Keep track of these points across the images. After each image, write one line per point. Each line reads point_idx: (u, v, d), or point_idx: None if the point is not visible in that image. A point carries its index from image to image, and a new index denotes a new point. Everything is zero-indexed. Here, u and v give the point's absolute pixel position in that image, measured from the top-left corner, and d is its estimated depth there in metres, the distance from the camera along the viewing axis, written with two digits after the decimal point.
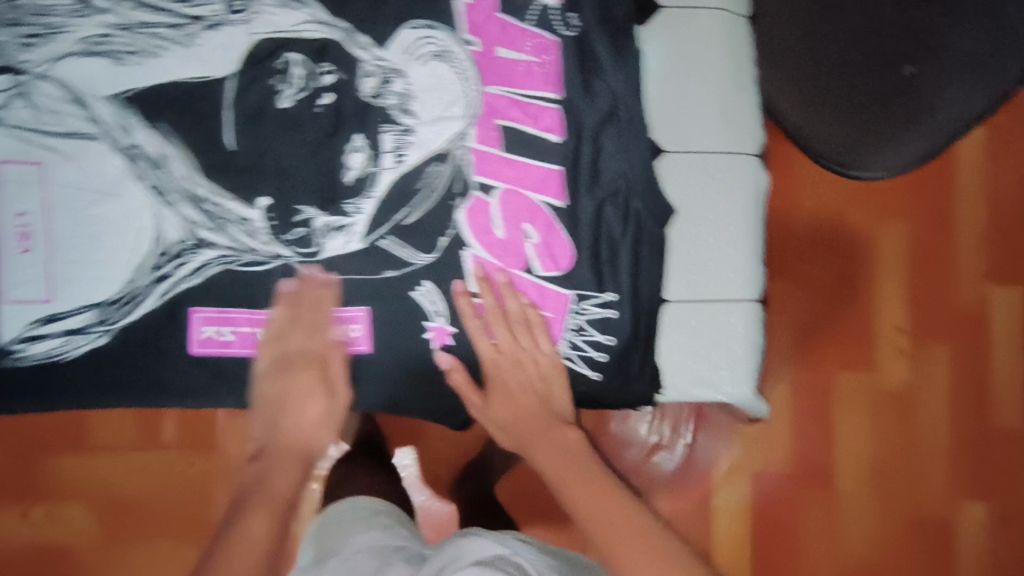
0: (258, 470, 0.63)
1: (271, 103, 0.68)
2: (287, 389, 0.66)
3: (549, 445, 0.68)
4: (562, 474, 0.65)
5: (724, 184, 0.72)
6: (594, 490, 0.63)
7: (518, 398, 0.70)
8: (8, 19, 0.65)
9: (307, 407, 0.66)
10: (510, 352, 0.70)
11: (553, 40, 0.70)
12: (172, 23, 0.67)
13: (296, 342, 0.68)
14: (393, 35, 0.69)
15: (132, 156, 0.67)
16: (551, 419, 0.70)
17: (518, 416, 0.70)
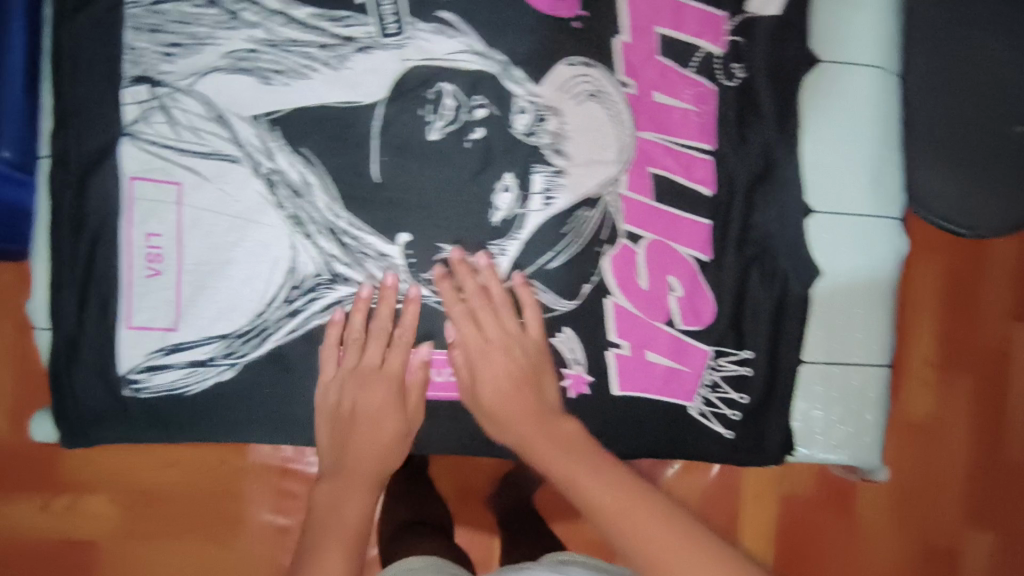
0: (344, 482, 0.66)
1: (420, 134, 0.65)
2: (358, 405, 0.66)
3: (547, 440, 0.62)
4: (569, 469, 0.59)
5: (869, 245, 0.71)
6: (609, 480, 0.57)
7: (504, 383, 0.65)
8: (147, 25, 0.60)
9: (375, 422, 0.66)
10: (501, 339, 0.66)
11: (714, 90, 0.68)
12: (323, 43, 0.63)
13: (365, 363, 0.65)
14: (550, 70, 0.66)
15: (272, 182, 0.63)
16: (546, 410, 0.65)
17: (502, 401, 0.65)
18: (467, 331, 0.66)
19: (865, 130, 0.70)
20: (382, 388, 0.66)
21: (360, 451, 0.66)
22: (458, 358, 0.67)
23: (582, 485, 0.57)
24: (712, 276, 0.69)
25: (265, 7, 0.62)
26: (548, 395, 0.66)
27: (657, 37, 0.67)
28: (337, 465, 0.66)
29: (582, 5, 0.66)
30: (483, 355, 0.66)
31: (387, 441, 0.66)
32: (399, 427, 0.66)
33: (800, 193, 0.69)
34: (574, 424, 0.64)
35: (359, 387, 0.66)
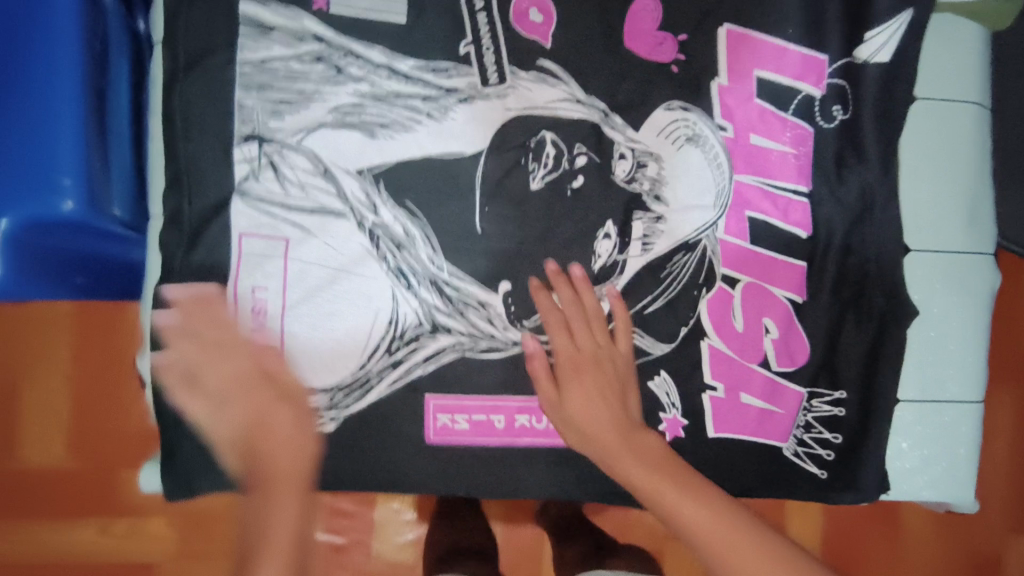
0: (265, 500, 0.59)
1: (522, 183, 0.65)
2: (240, 405, 0.61)
3: (633, 453, 0.61)
4: (658, 489, 0.59)
5: (963, 282, 0.71)
6: (695, 500, 0.58)
7: (592, 399, 0.63)
8: (256, 83, 0.61)
9: (279, 428, 0.61)
10: (591, 351, 0.64)
11: (811, 132, 0.67)
12: (426, 95, 0.63)
13: (211, 372, 0.61)
14: (648, 115, 0.66)
15: (376, 236, 0.64)
16: (631, 420, 0.63)
17: (589, 419, 0.62)
18: (557, 342, 0.64)
19: (959, 168, 0.70)
20: (250, 393, 0.61)
21: (251, 462, 0.60)
22: (539, 367, 0.64)
23: (675, 507, 0.58)
24: (810, 317, 0.68)
25: (370, 61, 0.63)
26: (634, 413, 0.64)
27: (755, 79, 0.66)
28: (261, 478, 0.59)
29: (681, 49, 0.66)
30: (572, 364, 0.64)
31: (290, 471, 0.60)
32: (303, 431, 0.62)
33: (901, 232, 0.68)
34: (654, 436, 0.63)
35: (234, 389, 0.61)
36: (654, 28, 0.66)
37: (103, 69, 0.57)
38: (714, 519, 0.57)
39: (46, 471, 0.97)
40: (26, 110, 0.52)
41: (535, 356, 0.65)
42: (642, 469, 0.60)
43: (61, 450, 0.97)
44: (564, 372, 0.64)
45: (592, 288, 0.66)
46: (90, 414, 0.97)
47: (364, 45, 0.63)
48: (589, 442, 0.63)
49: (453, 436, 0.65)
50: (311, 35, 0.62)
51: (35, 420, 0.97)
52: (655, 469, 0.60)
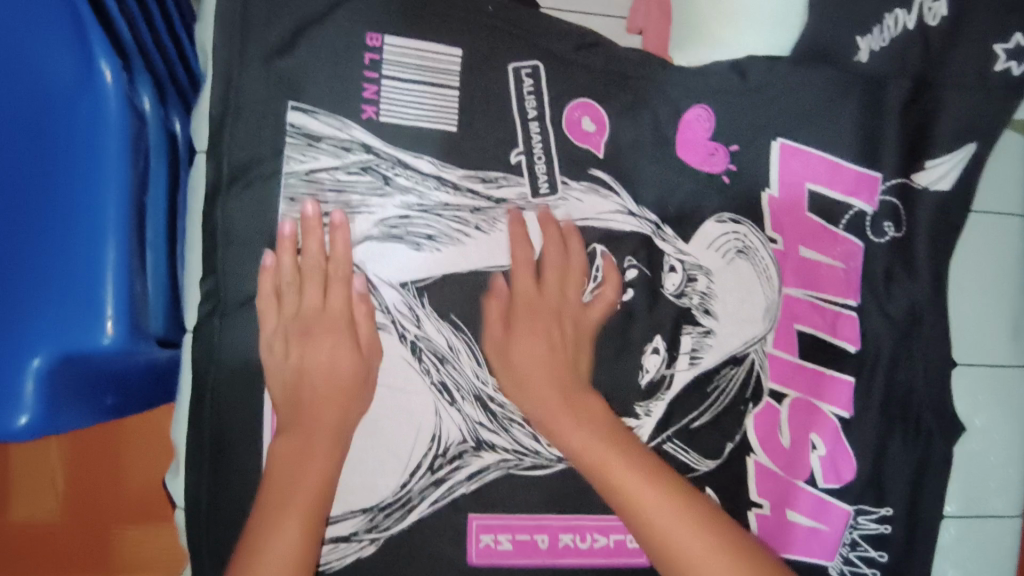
0: (301, 439, 0.56)
1: (573, 293, 0.62)
2: (317, 342, 0.57)
3: (564, 408, 0.59)
4: (628, 491, 0.54)
5: (1006, 396, 0.70)
6: (671, 503, 0.53)
7: (540, 351, 0.60)
8: (301, 195, 0.59)
9: (333, 367, 0.57)
10: (551, 299, 0.62)
11: (861, 247, 0.66)
12: (474, 206, 0.62)
13: (309, 310, 0.58)
14: (698, 227, 0.65)
15: (417, 350, 0.61)
16: (578, 381, 0.61)
17: (532, 367, 0.60)
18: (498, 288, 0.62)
19: (1003, 283, 0.69)
20: (325, 332, 0.58)
21: (320, 404, 0.57)
22: (502, 227, 0.62)
23: (598, 467, 0.56)
24: (856, 432, 0.67)
25: (418, 171, 0.61)
26: (581, 363, 0.62)
27: (807, 192, 0.65)
28: (296, 418, 0.57)
29: (733, 158, 0.65)
30: (523, 311, 0.61)
31: (336, 422, 0.57)
32: (359, 373, 0.58)
33: (947, 348, 0.67)
34: (599, 402, 0.60)
35: (319, 327, 0.58)
36: (706, 138, 0.64)
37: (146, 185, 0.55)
38: (638, 479, 0.55)
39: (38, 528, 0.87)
40: (75, 240, 0.51)
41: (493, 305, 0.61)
42: (564, 422, 0.58)
43: (56, 502, 0.87)
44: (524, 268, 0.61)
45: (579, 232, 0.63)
46: (87, 461, 0.88)
47: (412, 155, 0.61)
48: (514, 381, 0.61)
49: (495, 556, 0.63)
50: (360, 145, 0.60)
51: (28, 469, 0.87)
52: (584, 428, 0.58)
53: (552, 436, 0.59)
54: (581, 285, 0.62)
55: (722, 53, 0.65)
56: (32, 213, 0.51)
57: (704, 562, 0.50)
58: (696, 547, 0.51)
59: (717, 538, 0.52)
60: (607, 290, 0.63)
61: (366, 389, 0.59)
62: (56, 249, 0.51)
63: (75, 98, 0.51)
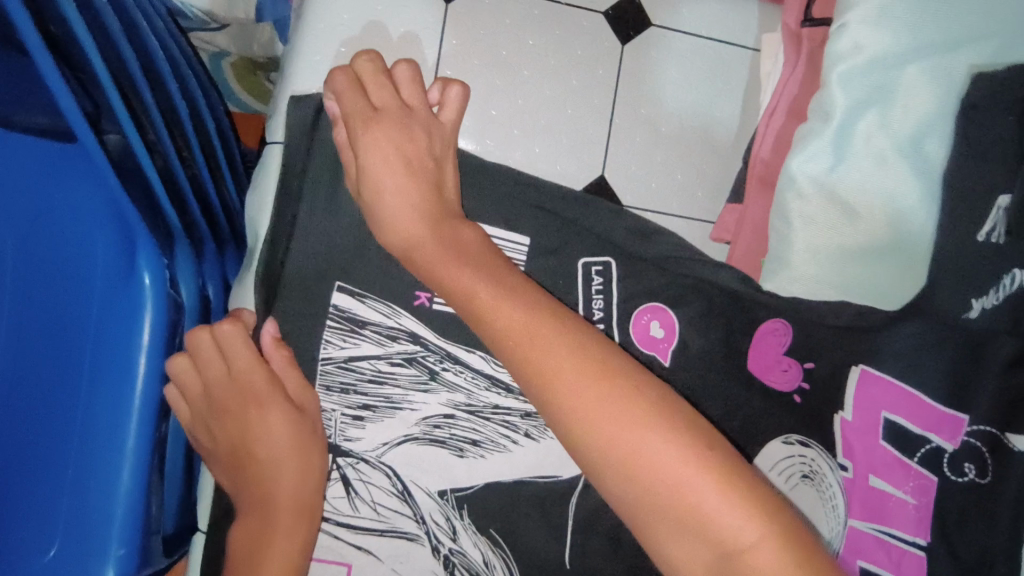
0: (255, 520, 0.51)
1: (445, 115, 0.54)
2: (241, 413, 0.53)
3: (456, 255, 0.47)
4: (538, 348, 0.41)
5: None
6: (598, 371, 0.40)
7: (393, 159, 0.50)
8: (338, 384, 0.54)
9: (273, 437, 0.52)
10: (389, 111, 0.51)
11: (936, 484, 0.57)
12: (526, 410, 0.56)
13: (219, 392, 0.52)
14: (762, 445, 0.61)
15: (450, 566, 0.55)
16: (451, 211, 0.51)
17: (398, 151, 0.51)
18: (358, 98, 0.51)
19: None
20: (258, 398, 0.52)
21: (260, 469, 0.52)
22: (350, 79, 0.51)
23: (520, 337, 0.42)
24: None
25: (469, 368, 0.55)
26: (448, 192, 0.52)
27: (882, 420, 0.59)
28: (253, 492, 0.52)
29: (806, 375, 0.61)
30: (368, 128, 0.51)
31: (291, 490, 0.52)
32: (302, 436, 0.53)
33: None
34: (474, 230, 0.49)
35: (244, 400, 0.53)
36: (780, 353, 0.60)
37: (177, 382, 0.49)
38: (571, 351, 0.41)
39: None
40: (90, 451, 0.46)
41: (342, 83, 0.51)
42: (460, 270, 0.46)
43: None
44: (375, 91, 0.51)
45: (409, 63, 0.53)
46: None
47: (467, 349, 0.55)
48: (382, 222, 0.50)
49: None
50: (408, 335, 0.55)
51: None
52: (508, 295, 0.44)
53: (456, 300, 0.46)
54: (460, 94, 0.54)
55: (818, 295, 0.57)
56: (45, 421, 0.46)
57: (640, 443, 0.37)
58: (612, 409, 0.39)
59: (663, 421, 0.38)
60: (451, 91, 0.54)
61: (315, 457, 0.53)
62: (73, 460, 0.46)
63: (108, 291, 0.47)
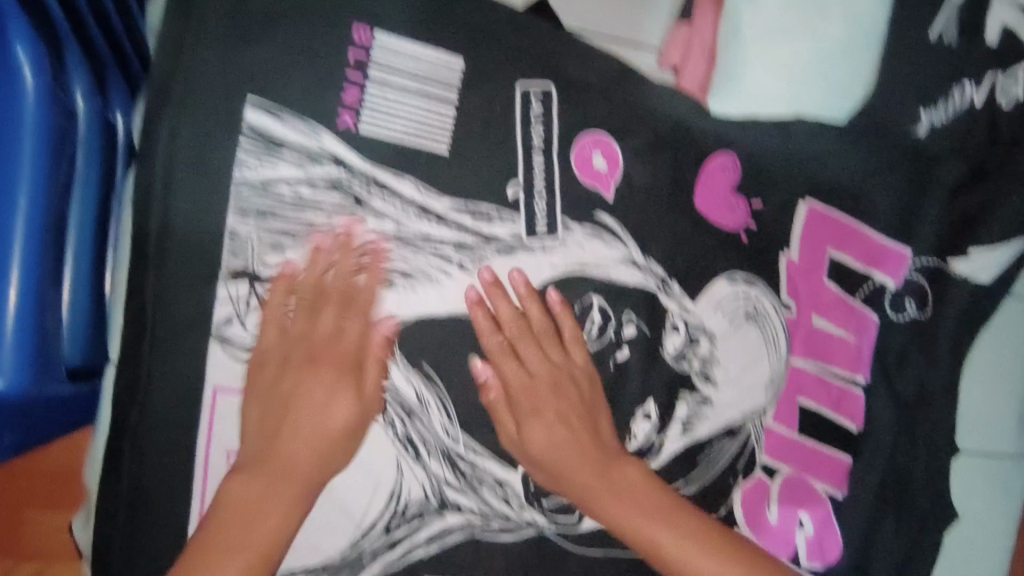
0: (261, 483, 0.48)
1: (567, 326, 0.55)
2: (305, 379, 0.50)
3: (564, 450, 0.55)
4: (636, 525, 0.54)
5: (1003, 492, 0.66)
6: (684, 534, 0.54)
7: (554, 428, 0.55)
8: (255, 207, 0.50)
9: (329, 415, 0.50)
10: (546, 377, 0.55)
11: (877, 322, 0.61)
12: (459, 241, 0.54)
13: (355, 347, 0.51)
14: (708, 284, 0.58)
15: (381, 400, 0.53)
16: (606, 450, 0.56)
17: (556, 407, 0.55)
18: (508, 370, 0.54)
19: (1012, 376, 0.66)
20: (329, 366, 0.50)
21: (298, 438, 0.49)
22: (498, 337, 0.54)
23: (624, 523, 0.54)
24: (848, 511, 0.63)
25: (398, 195, 0.52)
26: (603, 429, 0.56)
27: (827, 258, 0.60)
28: (265, 449, 0.49)
29: (756, 216, 0.59)
30: (524, 391, 0.55)
31: (309, 468, 0.50)
32: (358, 424, 0.52)
33: (951, 436, 0.64)
34: (634, 464, 0.56)
35: (333, 361, 0.51)
36: (729, 190, 0.58)
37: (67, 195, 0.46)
38: (671, 533, 0.54)
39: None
40: None
41: (478, 304, 0.53)
42: (563, 445, 0.55)
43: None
44: (526, 355, 0.54)
45: (501, 288, 0.54)
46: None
47: (395, 175, 0.52)
48: (537, 465, 0.55)
49: None
50: (331, 157, 0.51)
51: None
52: (610, 493, 0.55)
53: (563, 485, 0.56)
54: (572, 318, 0.55)
55: (767, 108, 0.58)
56: None
57: None
58: (702, 562, 0.53)
59: (725, 548, 0.54)
60: (562, 312, 0.55)
61: (346, 447, 0.52)
62: None
63: None
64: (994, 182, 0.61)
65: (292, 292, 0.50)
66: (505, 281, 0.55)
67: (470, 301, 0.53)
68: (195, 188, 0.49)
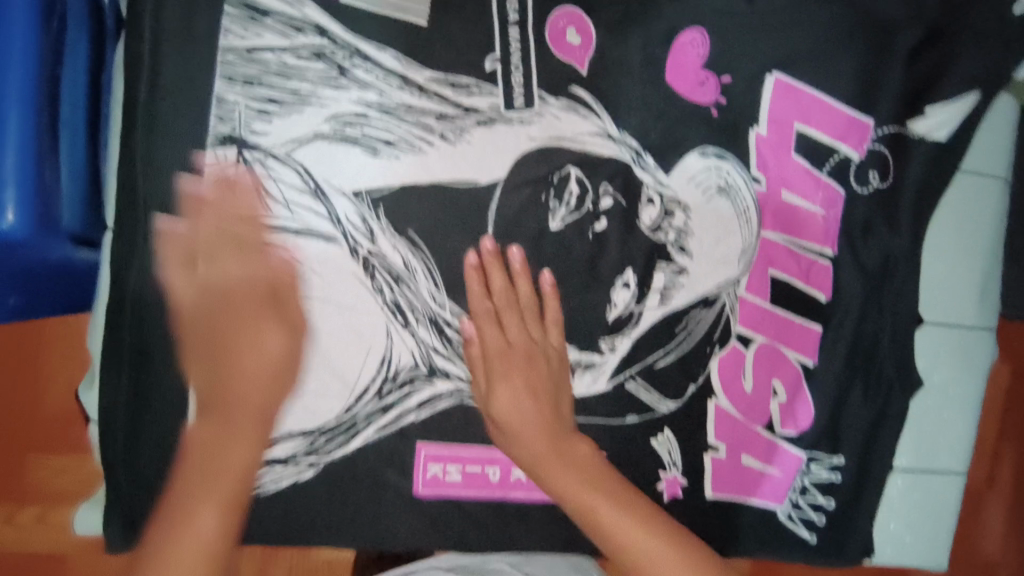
0: (219, 421, 0.52)
1: (551, 312, 0.58)
2: (236, 317, 0.52)
3: (526, 419, 0.56)
4: (588, 502, 0.55)
5: (966, 357, 0.70)
6: (633, 515, 0.54)
7: (523, 398, 0.57)
8: (240, 74, 0.52)
9: (264, 350, 0.53)
10: (523, 347, 0.57)
11: (844, 195, 0.64)
12: (440, 112, 0.56)
13: (249, 286, 0.52)
14: (681, 158, 0.61)
15: (370, 268, 0.56)
16: (563, 431, 0.58)
17: (525, 388, 0.57)
18: (489, 335, 0.57)
19: (976, 247, 0.69)
20: (246, 304, 0.52)
21: (247, 381, 0.53)
22: (487, 306, 0.57)
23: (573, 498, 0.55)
24: (818, 377, 0.67)
25: (379, 66, 0.54)
26: (565, 413, 0.59)
27: (794, 132, 0.63)
28: (219, 389, 0.53)
29: (724, 91, 0.61)
30: (500, 357, 0.57)
31: (260, 403, 0.53)
32: (295, 349, 0.55)
33: (915, 305, 0.67)
34: (588, 445, 0.58)
35: (245, 301, 0.52)
36: (698, 65, 0.60)
37: (60, 61, 0.49)
38: (619, 513, 0.54)
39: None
40: None
41: (475, 270, 0.57)
42: (526, 415, 0.56)
43: None
44: (508, 323, 0.57)
45: (502, 264, 0.57)
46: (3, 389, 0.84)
47: (376, 47, 0.54)
48: (500, 430, 0.58)
49: (444, 486, 0.61)
50: (314, 27, 0.53)
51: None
52: (567, 470, 0.56)
53: (527, 457, 0.57)
54: (558, 309, 0.59)
55: None
56: None
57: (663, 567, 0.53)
58: (645, 542, 0.53)
59: (673, 538, 0.55)
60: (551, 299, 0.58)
61: (291, 373, 0.55)
62: None
63: None
64: (943, 50, 0.65)
65: (183, 249, 0.51)
66: (501, 255, 0.57)
67: (469, 267, 0.56)
68: (184, 55, 0.51)
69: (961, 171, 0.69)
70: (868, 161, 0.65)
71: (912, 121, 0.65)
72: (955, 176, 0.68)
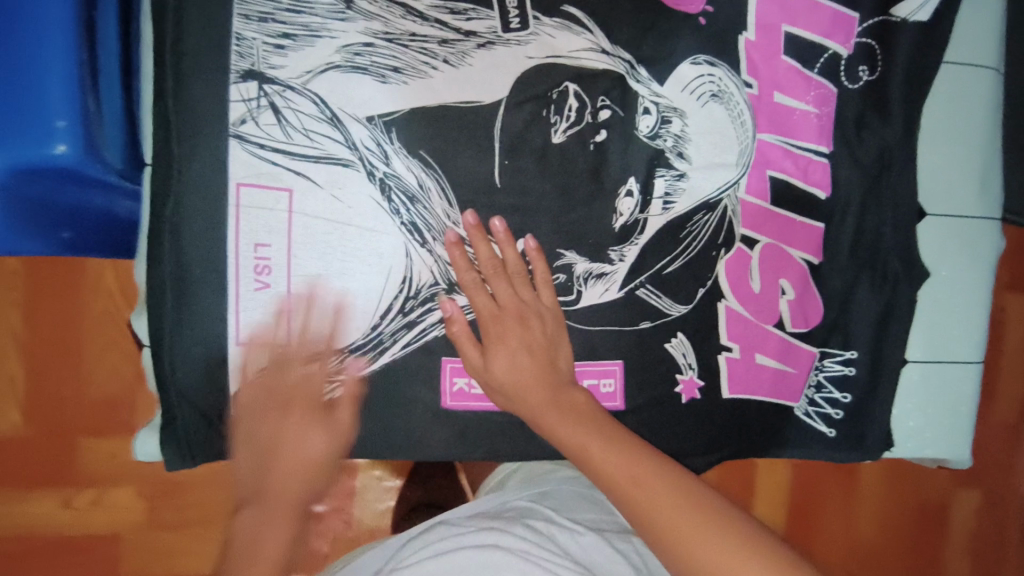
0: (260, 504, 0.55)
1: (540, 268, 0.61)
2: (281, 426, 0.58)
3: (519, 381, 0.61)
4: (581, 440, 0.58)
5: (967, 249, 0.73)
6: (621, 448, 0.58)
7: (517, 355, 0.61)
8: (255, 13, 0.57)
9: (308, 447, 0.58)
10: (511, 309, 0.61)
11: (835, 91, 0.67)
12: (442, 38, 0.60)
13: (297, 390, 0.59)
14: (674, 68, 0.64)
15: (387, 189, 0.59)
16: (559, 381, 0.62)
17: (513, 354, 0.61)
18: (478, 301, 0.60)
19: (970, 138, 0.72)
20: (295, 408, 0.58)
21: (286, 473, 0.57)
22: (473, 275, 0.60)
23: (565, 444, 0.59)
24: (823, 273, 0.69)
25: None
26: (562, 363, 0.62)
27: (780, 34, 0.65)
28: (258, 480, 0.56)
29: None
30: (494, 323, 0.60)
31: (297, 489, 0.57)
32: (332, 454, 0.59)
33: (913, 197, 0.70)
34: (583, 394, 0.62)
35: (297, 405, 0.59)
36: None
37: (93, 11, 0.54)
38: (607, 445, 0.58)
39: (35, 533, 0.93)
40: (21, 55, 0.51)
41: (458, 245, 0.60)
42: (519, 372, 0.61)
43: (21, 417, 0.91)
44: (494, 287, 0.61)
45: (486, 238, 0.60)
46: (52, 379, 0.92)
47: None
48: (497, 389, 0.62)
49: (471, 398, 0.64)
50: None
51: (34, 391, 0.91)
52: (559, 417, 0.60)
53: (527, 413, 0.61)
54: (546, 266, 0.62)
55: None
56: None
57: (649, 489, 0.54)
58: (622, 467, 0.56)
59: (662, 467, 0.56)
60: (538, 260, 0.61)
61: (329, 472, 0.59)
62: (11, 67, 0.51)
63: None
64: None
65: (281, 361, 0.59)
66: (485, 224, 0.61)
67: (450, 243, 0.60)
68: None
69: (946, 64, 0.71)
70: (854, 58, 0.67)
71: (895, 7, 0.68)
72: (941, 69, 0.71)
